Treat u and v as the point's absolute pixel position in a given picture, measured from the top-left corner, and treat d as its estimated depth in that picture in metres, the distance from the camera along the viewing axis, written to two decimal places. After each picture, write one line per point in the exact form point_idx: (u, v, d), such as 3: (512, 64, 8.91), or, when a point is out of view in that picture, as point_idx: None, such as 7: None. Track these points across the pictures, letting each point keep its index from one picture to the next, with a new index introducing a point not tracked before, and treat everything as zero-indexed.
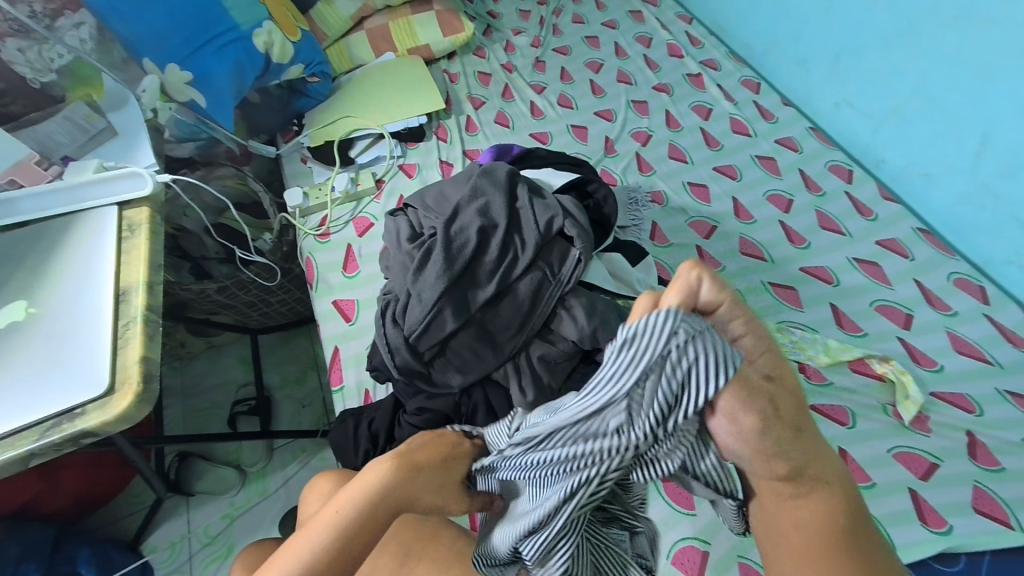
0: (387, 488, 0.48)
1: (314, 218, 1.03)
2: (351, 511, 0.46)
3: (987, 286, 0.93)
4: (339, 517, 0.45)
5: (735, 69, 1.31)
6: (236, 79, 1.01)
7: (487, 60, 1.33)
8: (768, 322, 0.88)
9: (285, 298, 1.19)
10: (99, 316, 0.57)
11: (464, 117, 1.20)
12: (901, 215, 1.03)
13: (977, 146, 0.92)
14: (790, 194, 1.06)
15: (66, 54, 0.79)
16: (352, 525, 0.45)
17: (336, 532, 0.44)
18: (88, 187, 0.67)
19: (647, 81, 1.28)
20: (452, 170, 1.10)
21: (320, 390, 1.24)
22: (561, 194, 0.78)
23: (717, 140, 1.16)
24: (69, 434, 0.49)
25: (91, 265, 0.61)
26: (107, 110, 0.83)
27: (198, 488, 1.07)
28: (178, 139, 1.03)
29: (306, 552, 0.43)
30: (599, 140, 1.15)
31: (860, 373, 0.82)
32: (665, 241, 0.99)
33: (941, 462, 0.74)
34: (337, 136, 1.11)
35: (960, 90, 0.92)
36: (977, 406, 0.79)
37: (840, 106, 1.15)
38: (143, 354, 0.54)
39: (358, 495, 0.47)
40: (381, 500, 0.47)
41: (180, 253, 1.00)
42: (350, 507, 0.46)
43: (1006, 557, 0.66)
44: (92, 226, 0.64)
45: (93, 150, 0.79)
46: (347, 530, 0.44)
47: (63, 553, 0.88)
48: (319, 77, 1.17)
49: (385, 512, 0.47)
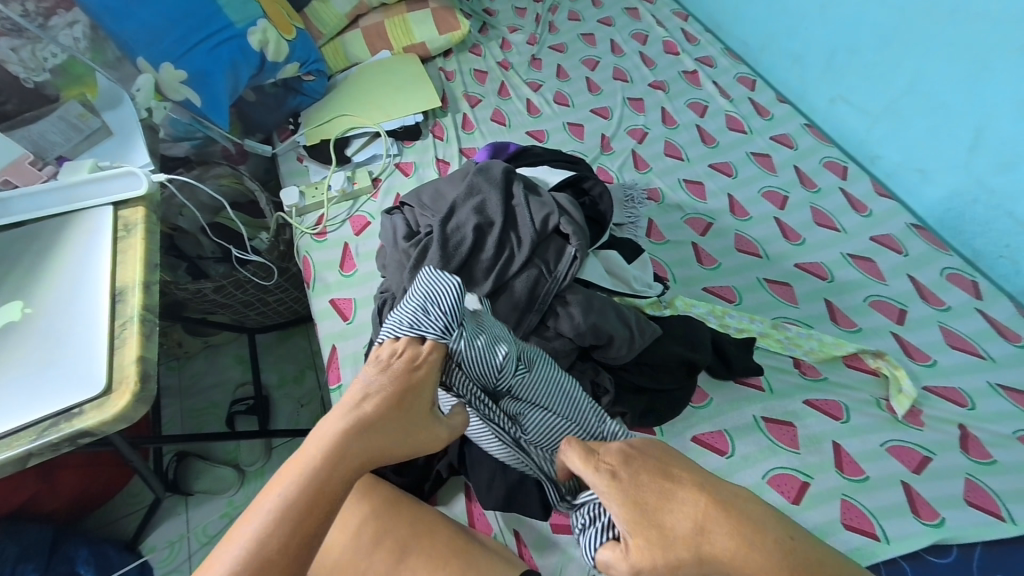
0: (343, 443, 0.49)
1: (311, 217, 1.03)
2: (312, 465, 0.47)
3: (980, 281, 0.94)
4: (294, 479, 0.46)
5: (730, 66, 1.31)
6: (231, 77, 1.00)
7: (483, 57, 1.33)
8: (764, 318, 0.88)
9: (282, 297, 1.18)
10: (95, 316, 0.57)
11: (460, 115, 1.20)
12: (895, 210, 1.03)
13: (971, 143, 0.93)
14: (785, 190, 1.07)
15: (60, 54, 0.79)
16: (313, 481, 0.46)
17: (293, 494, 0.45)
18: (83, 187, 0.67)
19: (643, 78, 1.28)
20: (448, 168, 1.10)
21: (318, 389, 1.24)
22: (557, 191, 0.78)
23: (713, 137, 1.16)
24: (67, 434, 0.49)
25: (87, 265, 0.61)
26: (101, 110, 0.83)
27: (197, 487, 1.08)
28: (173, 138, 1.02)
29: (271, 509, 0.44)
30: (595, 137, 1.16)
31: (854, 368, 0.83)
32: (661, 238, 1.00)
33: (934, 455, 0.74)
34: (333, 135, 1.11)
35: (955, 86, 0.93)
36: (970, 400, 0.80)
37: (835, 102, 1.15)
38: (140, 354, 0.54)
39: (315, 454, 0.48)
40: (338, 454, 0.49)
41: (177, 253, 1.01)
42: (308, 465, 0.47)
43: (998, 549, 0.67)
44: (88, 226, 0.64)
45: (87, 150, 0.78)
46: (306, 487, 0.46)
47: (62, 554, 0.88)
48: (314, 76, 1.16)
49: (340, 464, 0.48)
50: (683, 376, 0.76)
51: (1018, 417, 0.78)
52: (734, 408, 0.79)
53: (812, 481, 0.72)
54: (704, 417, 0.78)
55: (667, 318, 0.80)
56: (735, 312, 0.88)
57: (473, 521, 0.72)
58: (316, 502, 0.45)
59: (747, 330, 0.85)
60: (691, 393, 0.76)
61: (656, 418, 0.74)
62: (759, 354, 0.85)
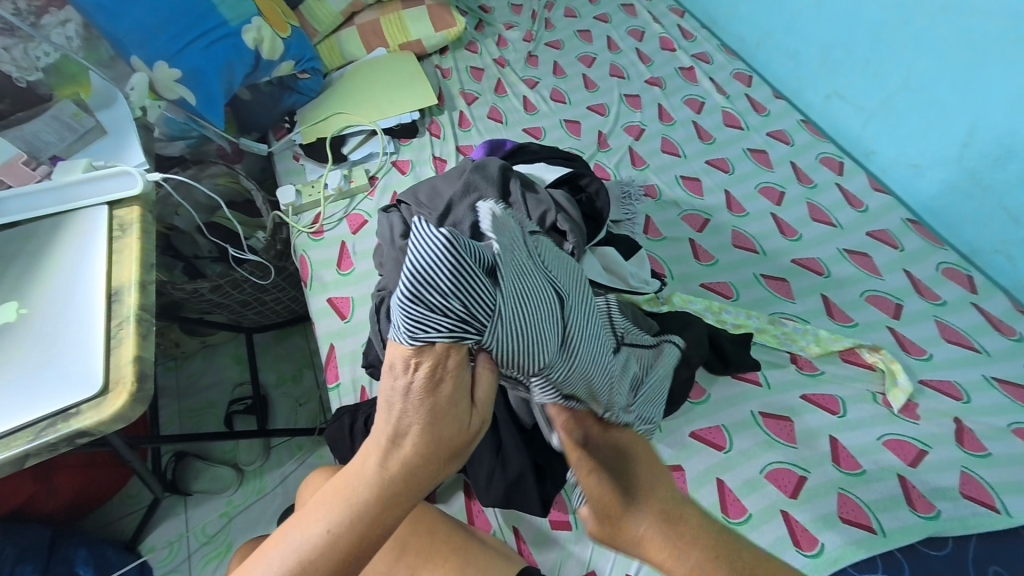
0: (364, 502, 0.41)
1: (307, 216, 1.03)
2: (358, 492, 0.41)
3: (975, 276, 0.94)
4: (314, 533, 0.41)
5: (726, 62, 1.31)
6: (227, 76, 1.01)
7: (479, 55, 1.33)
8: (760, 313, 0.88)
9: (279, 297, 1.18)
10: (91, 317, 0.56)
11: (457, 112, 1.20)
12: (891, 205, 1.04)
13: (965, 137, 0.93)
14: (781, 186, 1.07)
15: (52, 52, 0.79)
16: (335, 546, 0.41)
17: (314, 554, 0.41)
18: (78, 187, 0.66)
19: (639, 74, 1.28)
20: (445, 165, 1.10)
21: (316, 388, 1.24)
22: (554, 188, 0.78)
23: (710, 134, 1.16)
24: (64, 434, 0.49)
25: (82, 265, 0.60)
26: (95, 109, 0.82)
27: (196, 487, 1.09)
28: (168, 137, 1.00)
29: (317, 533, 0.41)
30: (592, 134, 1.16)
31: (850, 363, 0.84)
32: (658, 234, 1.00)
33: (929, 448, 0.75)
34: (329, 133, 1.11)
35: (950, 80, 0.93)
36: (965, 393, 0.81)
37: (831, 98, 1.15)
38: (136, 354, 0.54)
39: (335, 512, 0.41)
40: (385, 492, 0.41)
41: (173, 253, 1.01)
42: (355, 499, 0.41)
43: (992, 540, 0.67)
44: (83, 226, 0.64)
45: (82, 149, 0.77)
46: (326, 549, 0.41)
47: (60, 555, 0.87)
48: (310, 74, 1.16)
49: (362, 526, 0.41)
50: (682, 373, 0.75)
51: (1013, 410, 0.79)
52: (731, 404, 0.79)
53: (809, 475, 0.73)
54: (702, 413, 0.78)
55: (664, 314, 0.81)
56: (732, 308, 0.88)
57: (472, 518, 0.73)
58: (334, 570, 0.41)
59: (744, 326, 0.86)
60: (689, 389, 0.77)
61: None
62: (755, 349, 0.85)
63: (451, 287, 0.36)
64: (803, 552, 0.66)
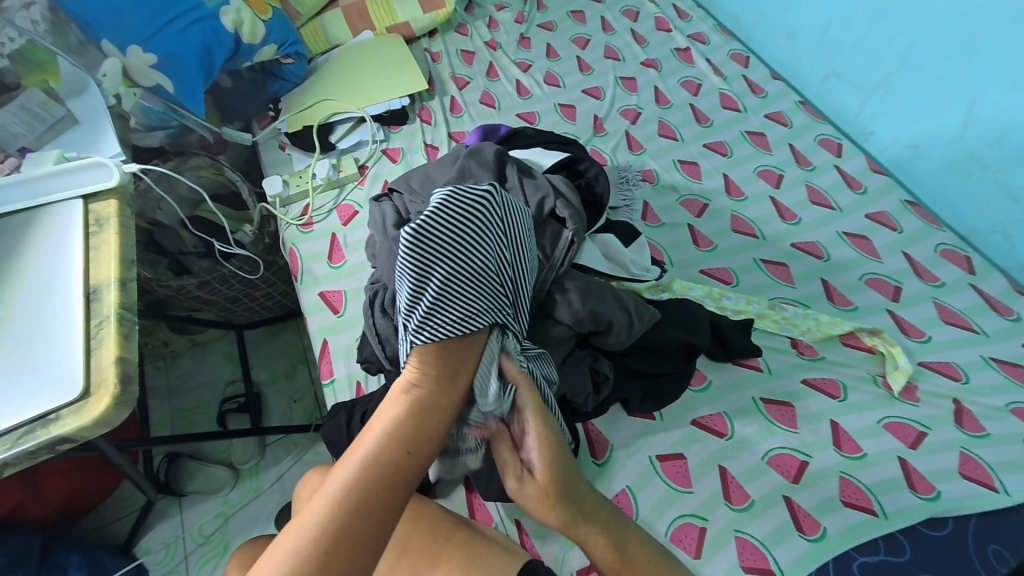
0: (402, 419, 0.52)
1: (295, 208, 1.00)
2: (398, 414, 0.53)
3: (972, 256, 0.94)
4: (365, 451, 0.50)
5: (723, 42, 1.28)
6: (206, 64, 0.96)
7: (470, 37, 1.28)
8: (760, 299, 0.87)
9: (269, 292, 1.15)
10: (69, 317, 0.54)
11: (448, 98, 1.16)
12: (889, 186, 1.03)
13: (964, 118, 0.92)
14: (780, 169, 1.05)
15: (17, 37, 0.74)
16: (376, 468, 0.49)
17: (357, 479, 0.47)
18: (50, 180, 0.63)
19: (634, 56, 1.25)
20: (437, 153, 1.07)
21: (311, 384, 1.22)
22: (554, 173, 0.76)
23: (707, 116, 1.14)
24: (44, 442, 0.47)
25: (56, 264, 0.57)
26: (66, 97, 0.78)
27: (190, 487, 1.06)
28: (145, 128, 0.96)
29: (367, 450, 0.50)
30: (587, 119, 1.13)
31: (850, 347, 0.83)
32: (656, 220, 0.98)
33: (929, 430, 0.75)
34: (315, 121, 1.07)
35: (949, 59, 0.91)
36: (964, 373, 0.81)
37: (829, 78, 1.13)
38: (119, 355, 0.52)
39: (374, 439, 0.51)
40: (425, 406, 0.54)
41: (156, 249, 0.97)
42: (400, 416, 0.53)
43: (991, 519, 0.68)
44: (55, 222, 0.61)
45: (52, 141, 0.73)
46: (375, 461, 0.49)
47: (51, 560, 0.86)
48: (294, 58, 1.12)
49: (396, 451, 0.50)
50: (682, 360, 0.76)
51: (1011, 389, 0.79)
52: (732, 391, 0.79)
53: (811, 460, 0.72)
54: (703, 401, 0.77)
55: (663, 301, 0.79)
56: (732, 294, 0.87)
57: (474, 511, 0.72)
58: (367, 494, 0.47)
59: (745, 312, 0.85)
60: (689, 377, 0.77)
61: (655, 401, 0.74)
62: (757, 335, 0.84)
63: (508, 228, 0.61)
64: (806, 537, 0.66)
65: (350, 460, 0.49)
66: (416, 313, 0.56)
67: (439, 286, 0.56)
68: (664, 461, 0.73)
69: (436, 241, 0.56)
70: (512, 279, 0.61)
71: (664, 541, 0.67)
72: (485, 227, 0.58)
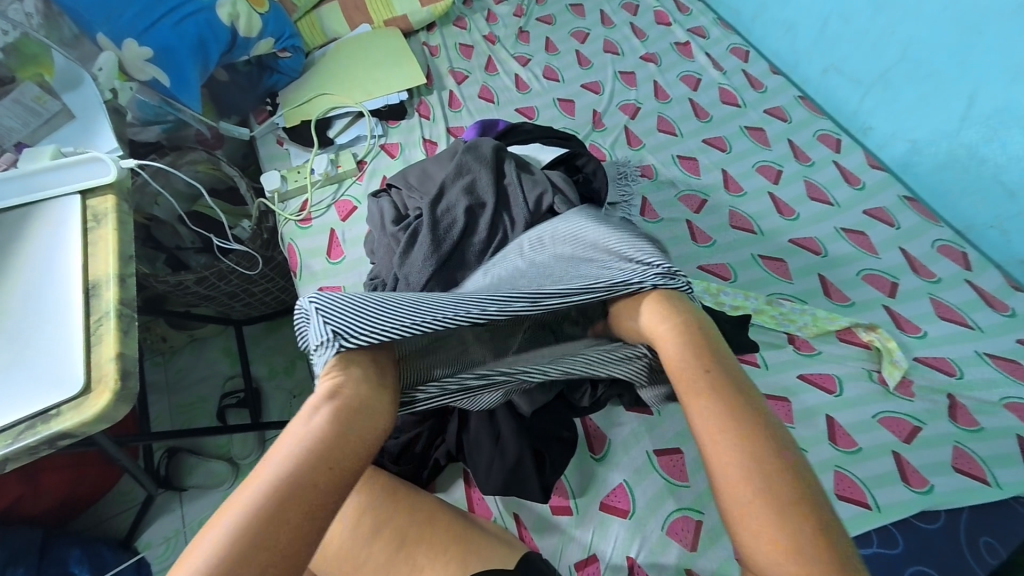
0: (322, 426, 0.42)
1: (293, 203, 0.99)
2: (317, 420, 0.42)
3: (969, 252, 0.94)
4: (275, 465, 0.39)
5: (723, 36, 1.27)
6: (201, 58, 0.95)
7: (468, 31, 1.27)
8: (758, 295, 0.88)
9: (268, 288, 1.15)
10: (68, 313, 0.54)
11: (446, 92, 1.16)
12: (887, 182, 1.03)
13: (963, 113, 0.92)
14: (778, 164, 1.05)
15: (11, 30, 0.71)
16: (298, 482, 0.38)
17: (271, 493, 0.37)
18: (44, 175, 0.62)
19: (633, 50, 1.24)
20: (435, 148, 1.06)
21: (310, 380, 1.22)
22: (551, 169, 0.76)
23: (706, 111, 1.13)
24: (44, 437, 0.47)
25: (53, 259, 0.57)
26: (61, 92, 0.77)
27: (190, 482, 1.07)
28: (142, 122, 0.95)
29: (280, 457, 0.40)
30: (586, 113, 1.12)
31: (847, 342, 0.84)
32: (655, 216, 0.98)
33: (923, 425, 0.76)
34: (312, 115, 1.06)
35: (951, 52, 0.90)
36: (958, 368, 0.81)
37: (828, 72, 1.13)
38: (118, 351, 0.52)
39: (288, 451, 0.40)
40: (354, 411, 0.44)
41: (153, 244, 0.97)
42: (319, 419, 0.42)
43: (983, 512, 0.69)
44: (51, 217, 0.60)
45: (48, 136, 0.73)
46: (292, 477, 0.38)
47: (52, 555, 0.87)
48: (290, 52, 1.11)
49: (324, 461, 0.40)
50: None
51: (1004, 384, 0.80)
52: None
53: (806, 454, 0.73)
54: None
55: None
56: (729, 289, 0.87)
57: (472, 505, 0.73)
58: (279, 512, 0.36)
59: (742, 308, 0.85)
60: None
61: None
62: (754, 331, 0.85)
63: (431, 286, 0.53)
64: None
65: (260, 476, 0.38)
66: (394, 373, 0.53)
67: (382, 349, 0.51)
68: (662, 455, 0.73)
69: (357, 314, 0.49)
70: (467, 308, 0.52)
71: (661, 534, 0.67)
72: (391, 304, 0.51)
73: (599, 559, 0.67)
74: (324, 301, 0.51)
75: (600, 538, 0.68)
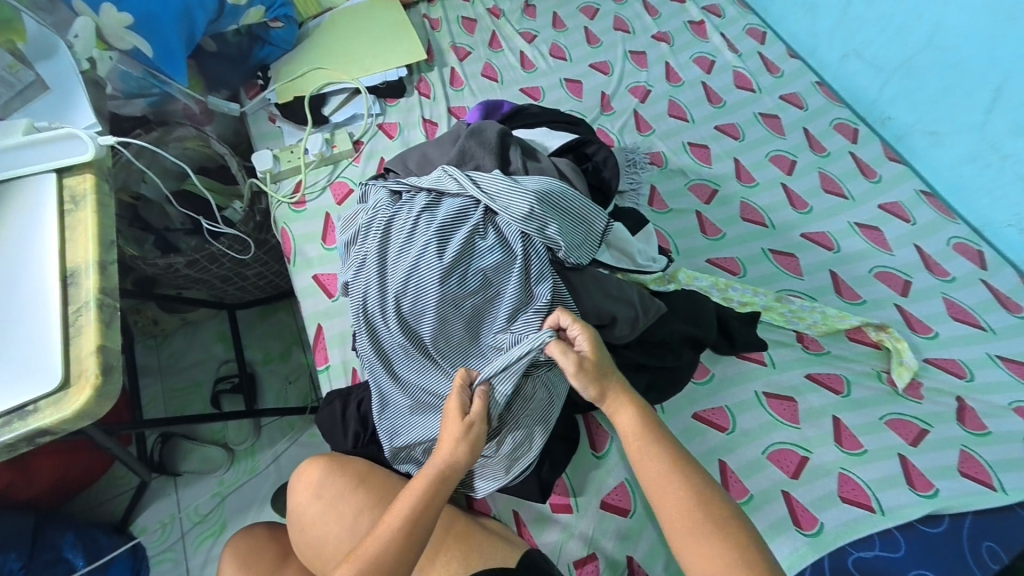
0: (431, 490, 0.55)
1: (287, 184, 0.95)
2: (426, 493, 0.55)
3: (985, 250, 0.91)
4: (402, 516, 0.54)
5: (739, 16, 1.21)
6: (184, 26, 0.90)
7: (471, 3, 1.20)
8: (767, 290, 0.85)
9: (262, 272, 1.10)
10: (46, 302, 0.51)
11: (448, 69, 1.10)
12: (904, 175, 0.99)
13: (988, 104, 0.87)
14: (793, 154, 1.01)
15: None
16: (404, 530, 0.53)
17: (427, 494, 0.55)
18: (13, 153, 0.58)
19: (645, 28, 1.18)
20: (436, 129, 1.01)
21: (307, 365, 1.19)
22: (552, 180, 0.66)
23: (719, 96, 1.08)
24: (22, 434, 0.45)
25: (29, 245, 0.54)
26: (34, 61, 0.71)
27: (186, 467, 1.06)
28: (125, 95, 0.91)
29: (405, 510, 0.54)
30: (594, 96, 1.07)
31: (856, 341, 0.82)
32: (664, 207, 0.95)
33: (810, 454, 0.72)
34: (307, 92, 1.01)
35: (979, 39, 0.85)
36: (969, 371, 0.80)
37: (849, 57, 1.07)
38: (99, 344, 0.49)
39: (408, 506, 0.54)
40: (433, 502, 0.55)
41: (141, 225, 0.93)
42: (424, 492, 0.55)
43: (988, 518, 0.68)
44: (27, 198, 0.57)
45: (20, 108, 0.68)
46: (398, 537, 0.52)
47: (45, 541, 0.87)
48: (283, 22, 1.04)
49: (435, 504, 0.55)
50: (687, 353, 0.73)
51: (1015, 387, 0.78)
52: (737, 384, 0.77)
53: (810, 455, 0.72)
54: (705, 394, 0.76)
55: (671, 293, 0.76)
56: (739, 285, 0.84)
57: (471, 501, 0.73)
58: (414, 539, 0.52)
59: (751, 304, 0.82)
60: (694, 369, 0.74)
61: (658, 394, 0.73)
62: (761, 328, 0.82)
63: (455, 207, 0.66)
64: (804, 532, 0.67)
65: (393, 516, 0.54)
66: (431, 239, 0.64)
67: (449, 208, 0.66)
68: None
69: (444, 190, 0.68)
70: (461, 221, 0.66)
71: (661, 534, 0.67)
72: (441, 208, 0.67)
73: (598, 557, 0.66)
74: (447, 172, 0.69)
75: (599, 536, 0.67)
